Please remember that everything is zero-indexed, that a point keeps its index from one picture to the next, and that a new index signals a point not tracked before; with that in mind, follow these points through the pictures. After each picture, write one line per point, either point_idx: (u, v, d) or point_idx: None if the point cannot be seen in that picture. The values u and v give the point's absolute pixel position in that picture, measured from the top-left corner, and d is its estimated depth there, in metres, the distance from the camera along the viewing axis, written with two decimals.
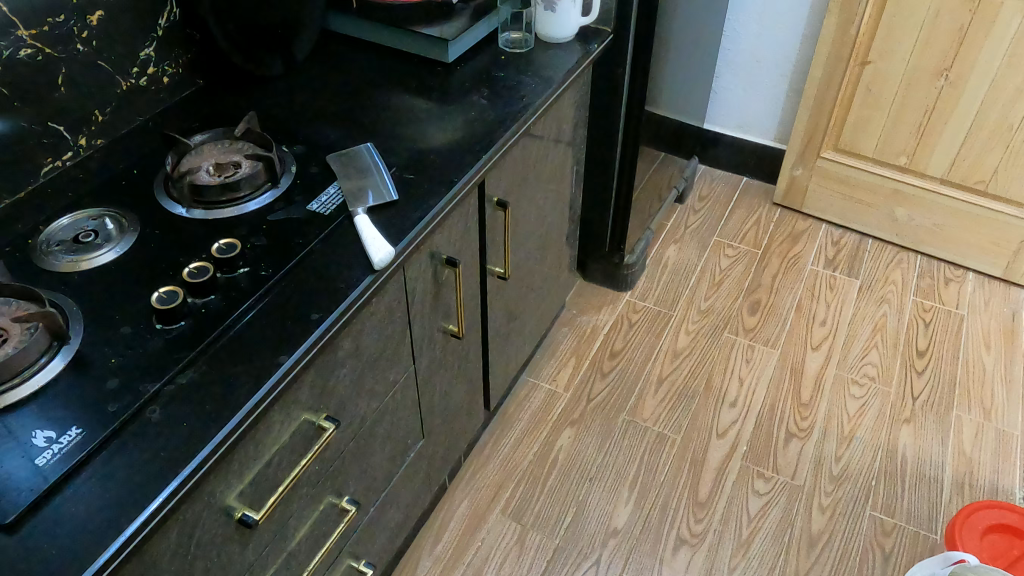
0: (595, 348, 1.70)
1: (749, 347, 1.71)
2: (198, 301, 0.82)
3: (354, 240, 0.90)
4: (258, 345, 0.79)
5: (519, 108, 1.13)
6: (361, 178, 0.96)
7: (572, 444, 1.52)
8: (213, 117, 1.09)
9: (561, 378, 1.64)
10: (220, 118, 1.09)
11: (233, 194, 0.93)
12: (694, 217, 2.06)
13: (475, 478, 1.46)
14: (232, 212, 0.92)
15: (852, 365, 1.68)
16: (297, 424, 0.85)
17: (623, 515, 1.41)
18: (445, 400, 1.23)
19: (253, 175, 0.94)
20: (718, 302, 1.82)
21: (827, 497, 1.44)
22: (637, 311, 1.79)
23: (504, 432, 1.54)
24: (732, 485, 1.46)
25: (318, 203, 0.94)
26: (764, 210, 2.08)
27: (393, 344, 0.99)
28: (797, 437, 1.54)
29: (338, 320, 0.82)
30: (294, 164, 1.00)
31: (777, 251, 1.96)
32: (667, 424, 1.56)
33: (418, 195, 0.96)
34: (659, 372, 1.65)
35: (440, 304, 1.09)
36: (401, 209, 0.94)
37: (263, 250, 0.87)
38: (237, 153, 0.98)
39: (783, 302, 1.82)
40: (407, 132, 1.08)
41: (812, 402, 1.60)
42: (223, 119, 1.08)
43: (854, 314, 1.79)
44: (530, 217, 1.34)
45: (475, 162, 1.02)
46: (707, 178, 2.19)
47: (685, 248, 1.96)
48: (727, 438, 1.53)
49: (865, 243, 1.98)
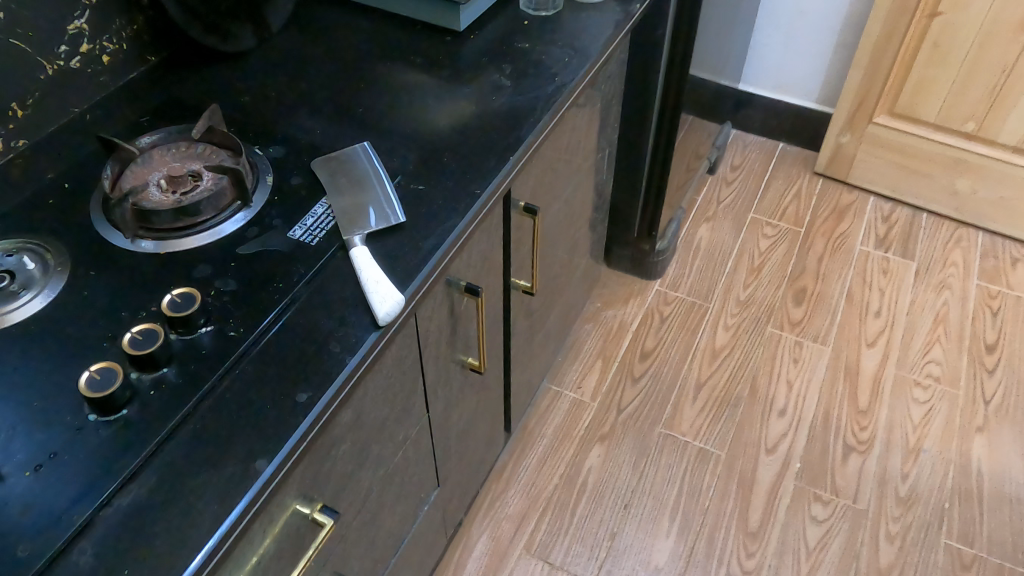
0: (624, 348, 1.51)
1: (797, 343, 1.52)
2: (146, 376, 0.61)
3: (351, 279, 0.69)
4: (227, 442, 0.58)
5: (550, 89, 0.91)
6: (357, 193, 0.75)
7: (602, 465, 1.34)
8: (167, 107, 0.87)
9: (586, 385, 1.45)
10: (176, 107, 0.87)
11: (192, 219, 0.71)
12: (726, 189, 1.85)
13: (494, 508, 1.28)
14: (206, 240, 0.71)
15: (913, 363, 1.49)
16: (284, 526, 0.66)
17: (665, 551, 1.24)
18: (463, 437, 1.04)
19: (217, 194, 0.72)
20: (760, 291, 1.62)
21: (895, 523, 1.27)
22: (669, 303, 1.59)
23: (524, 451, 1.36)
24: (787, 511, 1.29)
25: (302, 229, 0.72)
26: (804, 180, 1.87)
27: (402, 398, 0.79)
28: (857, 451, 1.36)
29: (335, 399, 0.62)
30: (270, 173, 0.78)
31: (821, 229, 1.76)
32: (710, 438, 1.38)
33: (431, 213, 0.75)
34: (698, 376, 1.47)
35: (457, 337, 0.88)
36: (412, 235, 0.73)
37: (232, 300, 0.66)
38: (197, 161, 0.76)
39: (832, 290, 1.62)
40: (413, 123, 0.85)
41: (871, 409, 1.42)
42: (179, 110, 0.86)
43: (912, 302, 1.60)
44: (556, 212, 1.13)
45: (500, 164, 0.81)
46: (739, 144, 1.97)
47: (718, 227, 1.75)
48: (778, 453, 1.36)
49: (919, 218, 1.78)
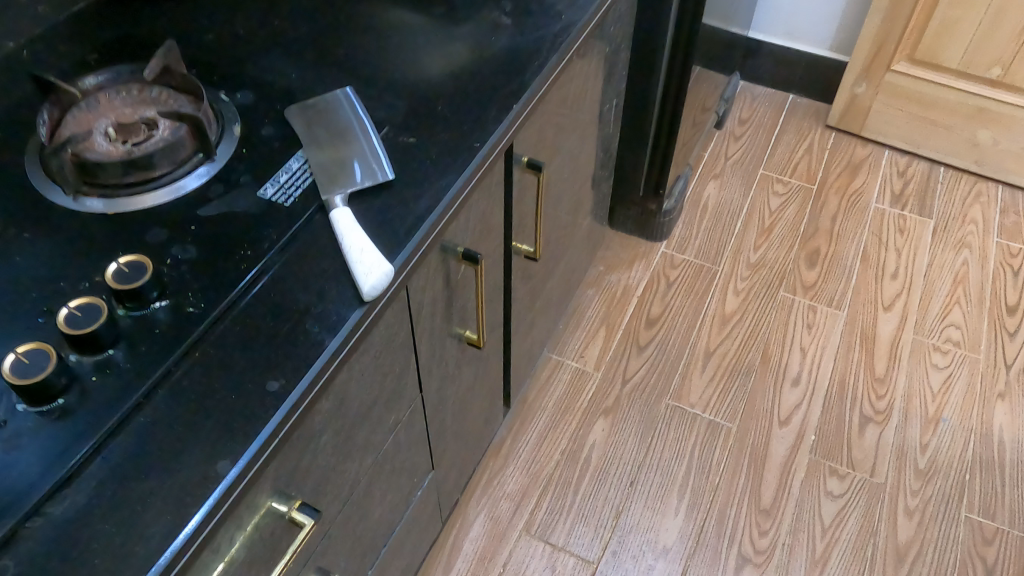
0: (628, 315, 1.43)
1: (810, 308, 1.44)
2: (87, 359, 0.51)
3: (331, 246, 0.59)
4: (183, 441, 0.49)
5: (557, 30, 0.80)
6: (338, 146, 0.65)
7: (606, 440, 1.26)
8: (119, 46, 0.75)
9: (589, 354, 1.37)
10: (129, 45, 0.75)
11: (145, 173, 0.61)
12: (735, 144, 1.75)
13: (493, 486, 1.21)
14: (166, 197, 0.61)
15: (932, 328, 1.41)
16: (258, 531, 0.57)
17: (673, 530, 1.17)
18: (459, 415, 0.96)
19: (172, 144, 0.61)
20: (771, 253, 1.53)
21: (915, 497, 1.20)
22: (675, 267, 1.50)
23: (524, 425, 1.28)
24: (801, 486, 1.21)
25: (275, 186, 0.62)
26: (817, 135, 1.77)
27: (392, 379, 0.70)
28: (874, 422, 1.29)
29: (311, 388, 0.53)
30: (238, 122, 0.67)
31: (835, 186, 1.66)
32: (720, 409, 1.30)
33: (424, 169, 0.65)
34: (707, 344, 1.39)
35: (453, 309, 0.79)
36: (402, 195, 0.63)
37: (192, 270, 0.56)
38: (151, 106, 0.65)
39: (847, 251, 1.54)
40: (402, 66, 0.75)
41: (888, 376, 1.35)
42: (133, 49, 0.75)
43: (930, 263, 1.51)
44: (559, 169, 1.03)
45: (502, 114, 0.71)
46: (748, 96, 1.86)
47: (726, 185, 1.66)
48: (792, 425, 1.28)
49: (936, 172, 1.68)
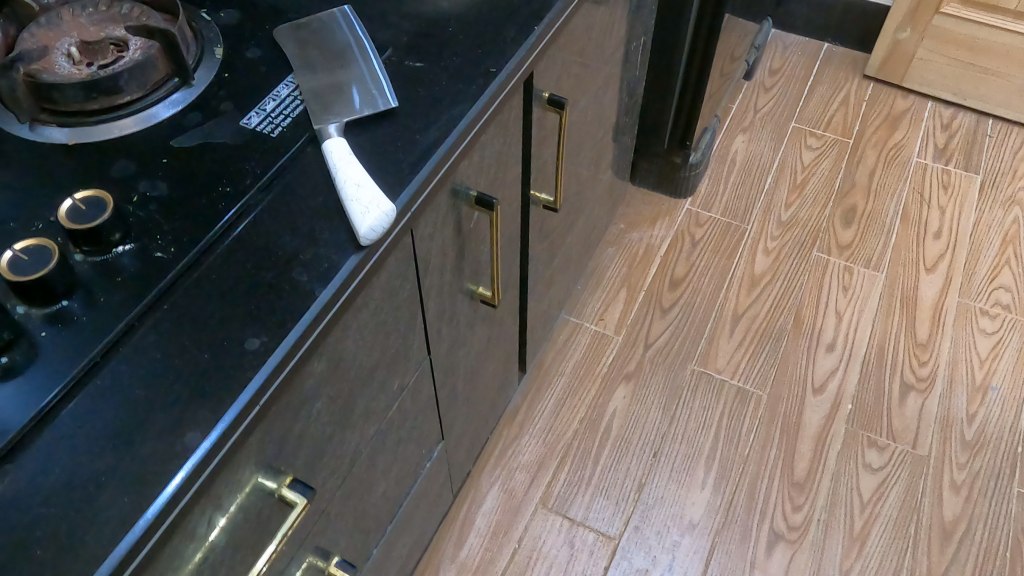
0: (651, 275, 1.34)
1: (846, 269, 1.35)
2: (37, 311, 0.43)
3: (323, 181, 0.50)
4: (145, 408, 0.41)
5: None
6: (334, 70, 0.56)
7: (628, 408, 1.19)
8: None
9: (609, 317, 1.29)
10: None
11: (111, 99, 0.52)
12: (764, 96, 1.64)
13: (507, 456, 1.14)
14: (135, 126, 0.52)
15: (979, 291, 1.32)
16: (244, 511, 0.50)
17: (699, 504, 1.09)
18: (472, 381, 0.88)
19: (143, 65, 0.52)
20: (805, 210, 1.43)
21: (961, 471, 1.12)
22: (701, 225, 1.41)
23: (540, 392, 1.21)
24: (838, 457, 1.14)
25: (260, 115, 0.54)
26: (853, 86, 1.66)
27: (397, 338, 0.62)
28: (916, 390, 1.20)
29: (298, 347, 0.45)
30: (220, 43, 0.58)
31: (872, 139, 1.56)
32: (750, 376, 1.22)
33: (432, 96, 0.56)
34: (735, 307, 1.30)
35: (466, 262, 0.71)
36: (408, 124, 0.54)
37: (161, 209, 0.48)
38: (121, 23, 0.56)
39: (885, 208, 1.44)
40: None
41: (931, 342, 1.26)
42: None
43: (976, 222, 1.41)
44: (583, 113, 0.94)
45: (523, 37, 0.62)
46: (779, 45, 1.75)
47: (755, 139, 1.56)
48: (827, 393, 1.20)
49: (982, 125, 1.58)
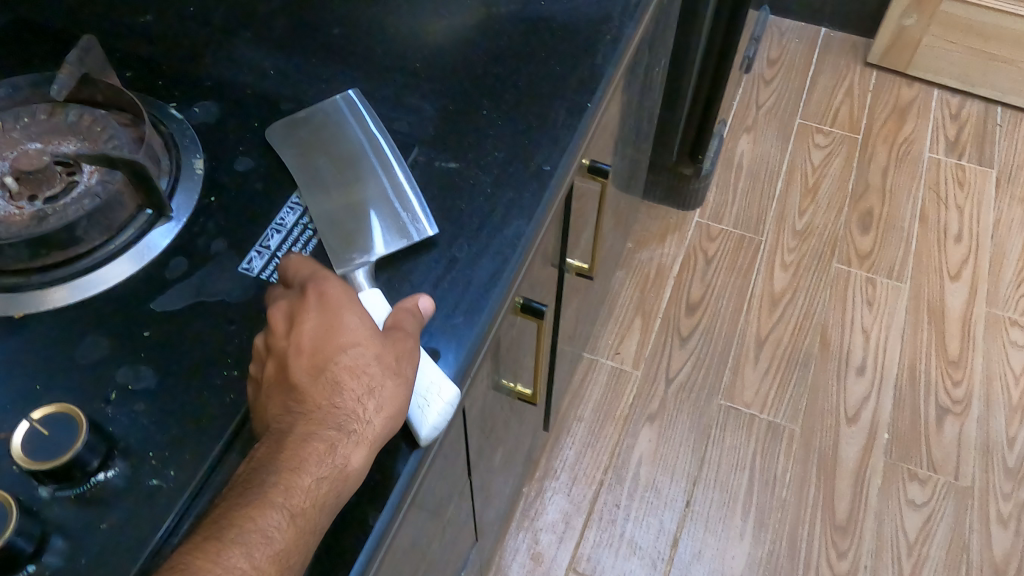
0: (665, 300, 1.25)
1: (868, 281, 1.27)
2: None
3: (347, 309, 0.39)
4: None
5: None
6: (353, 183, 0.44)
7: (655, 452, 1.10)
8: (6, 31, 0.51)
9: (625, 350, 1.20)
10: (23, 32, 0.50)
11: (66, 251, 0.40)
12: (766, 89, 1.55)
13: (532, 516, 1.05)
14: (101, 285, 0.40)
15: (1006, 298, 1.26)
16: None
17: (740, 557, 1.02)
18: (504, 470, 0.78)
19: (106, 205, 0.40)
20: (820, 217, 1.35)
21: (1007, 503, 1.06)
22: (714, 239, 1.32)
23: (559, 439, 1.12)
24: (879, 493, 1.07)
25: (263, 256, 0.42)
26: (856, 74, 1.57)
27: (442, 483, 0.52)
28: (953, 413, 1.14)
29: None
30: (200, 151, 0.46)
31: (882, 134, 1.47)
32: (779, 408, 1.14)
33: (474, 211, 0.45)
34: (757, 331, 1.22)
35: (506, 367, 0.61)
36: (451, 254, 0.43)
37: (151, 410, 0.37)
38: (70, 137, 0.43)
39: (902, 211, 1.36)
40: (422, 43, 0.53)
41: (963, 358, 1.19)
42: (28, 37, 0.50)
43: (996, 222, 1.35)
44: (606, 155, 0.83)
45: (575, 118, 0.49)
46: (776, 32, 1.65)
47: (760, 138, 1.46)
48: (862, 423, 1.13)
49: (992, 113, 1.51)
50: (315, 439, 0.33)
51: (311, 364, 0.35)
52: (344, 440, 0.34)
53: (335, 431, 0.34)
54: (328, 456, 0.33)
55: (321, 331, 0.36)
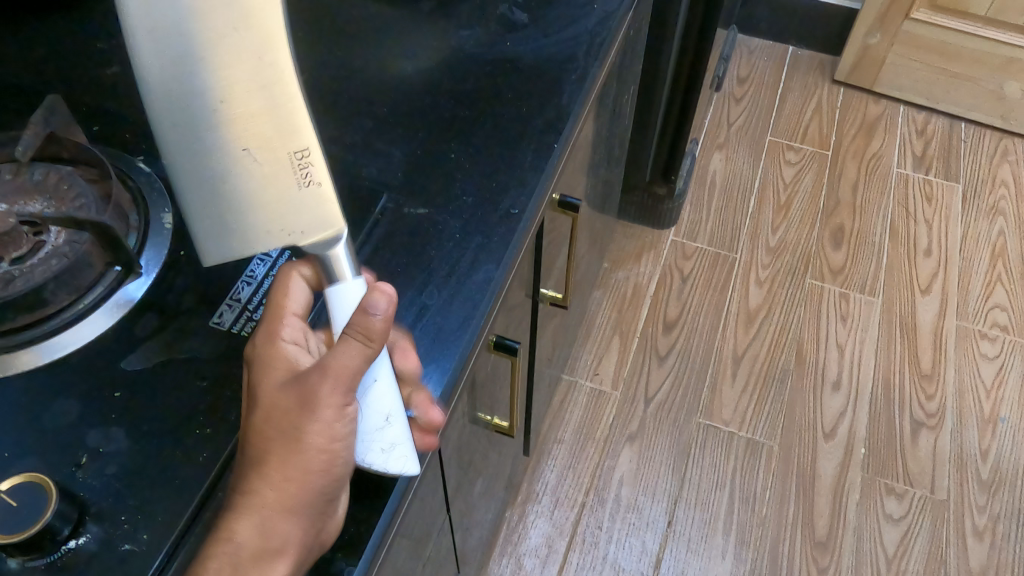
0: (642, 319, 1.26)
1: (842, 296, 1.29)
2: None
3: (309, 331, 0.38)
4: None
5: (593, 23, 0.59)
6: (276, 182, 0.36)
7: (635, 473, 1.11)
8: None
9: (604, 371, 1.21)
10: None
11: (34, 313, 0.40)
12: (736, 107, 1.57)
13: (515, 541, 1.05)
14: (70, 345, 0.40)
15: (975, 311, 1.28)
16: None
17: None
18: (484, 501, 0.78)
19: (74, 266, 0.40)
20: (793, 234, 1.37)
21: (982, 515, 1.08)
22: (689, 258, 1.34)
23: (540, 464, 1.12)
24: (858, 508, 1.08)
25: (234, 308, 0.42)
26: (824, 91, 1.60)
27: (421, 525, 0.52)
28: (927, 427, 1.16)
29: None
30: (168, 205, 0.46)
31: (851, 149, 1.50)
32: (757, 425, 1.15)
33: (445, 258, 0.45)
34: (734, 348, 1.23)
35: (483, 403, 0.61)
36: (422, 301, 0.44)
37: (122, 472, 0.37)
38: (36, 197, 0.43)
39: (873, 226, 1.39)
40: (389, 87, 0.53)
41: (936, 371, 1.21)
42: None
43: (964, 235, 1.37)
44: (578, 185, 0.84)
45: (542, 159, 0.50)
46: (745, 51, 1.67)
47: (732, 156, 1.48)
48: (839, 438, 1.14)
49: (957, 128, 1.54)
50: (274, 539, 0.33)
51: (277, 453, 0.33)
52: (302, 540, 0.34)
53: (294, 530, 0.33)
54: (288, 556, 0.33)
55: (293, 415, 0.33)
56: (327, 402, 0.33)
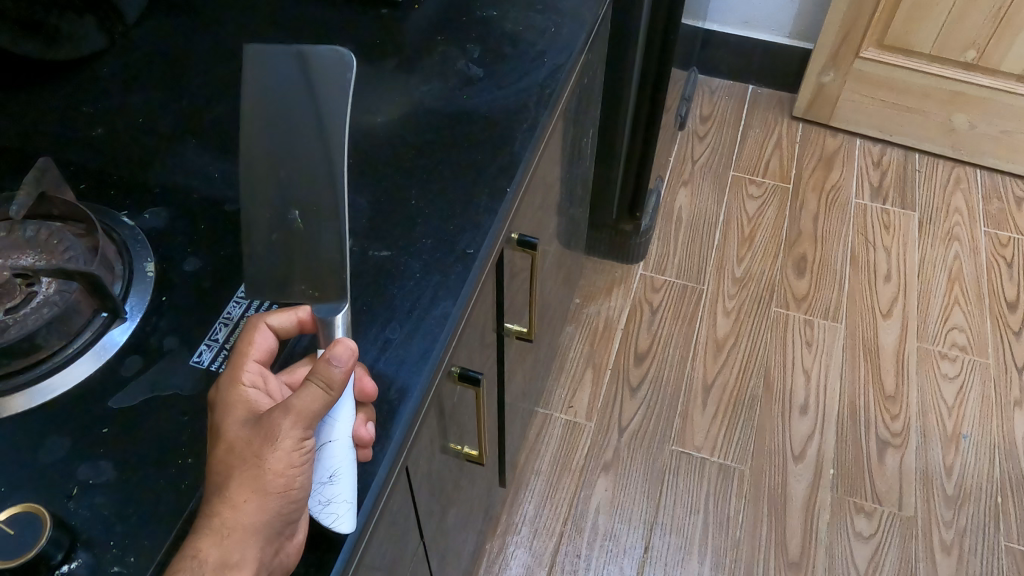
0: (614, 352, 1.30)
1: (806, 323, 1.34)
2: None
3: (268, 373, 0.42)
4: None
5: (543, 76, 0.64)
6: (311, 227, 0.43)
7: (611, 501, 1.14)
8: None
9: (578, 403, 1.24)
10: None
11: (27, 358, 0.43)
12: (700, 145, 1.64)
13: (496, 573, 1.07)
14: (59, 387, 0.43)
15: (935, 334, 1.33)
16: None
17: None
18: (460, 532, 0.81)
19: (64, 314, 0.44)
20: (757, 264, 1.42)
21: (949, 530, 1.11)
22: (658, 290, 1.39)
23: (518, 495, 1.15)
24: (829, 528, 1.11)
25: (212, 348, 0.46)
26: (783, 127, 1.67)
27: (394, 550, 0.55)
28: (893, 446, 1.20)
29: None
30: (150, 255, 0.50)
31: (811, 182, 1.57)
32: (729, 451, 1.19)
33: (407, 296, 0.49)
34: (704, 376, 1.27)
35: (453, 433, 0.64)
36: (385, 337, 0.47)
37: (111, 502, 0.40)
38: (29, 251, 0.46)
39: (834, 255, 1.44)
40: (355, 140, 0.58)
41: (899, 392, 1.26)
42: None
43: (922, 261, 1.43)
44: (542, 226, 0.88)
45: (496, 203, 0.54)
46: (707, 92, 1.75)
47: (697, 191, 1.54)
48: (808, 460, 1.18)
49: (911, 160, 1.61)
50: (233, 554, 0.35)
51: (238, 478, 0.36)
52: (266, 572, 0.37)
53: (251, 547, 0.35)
54: None
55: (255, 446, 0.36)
56: (286, 434, 0.36)
